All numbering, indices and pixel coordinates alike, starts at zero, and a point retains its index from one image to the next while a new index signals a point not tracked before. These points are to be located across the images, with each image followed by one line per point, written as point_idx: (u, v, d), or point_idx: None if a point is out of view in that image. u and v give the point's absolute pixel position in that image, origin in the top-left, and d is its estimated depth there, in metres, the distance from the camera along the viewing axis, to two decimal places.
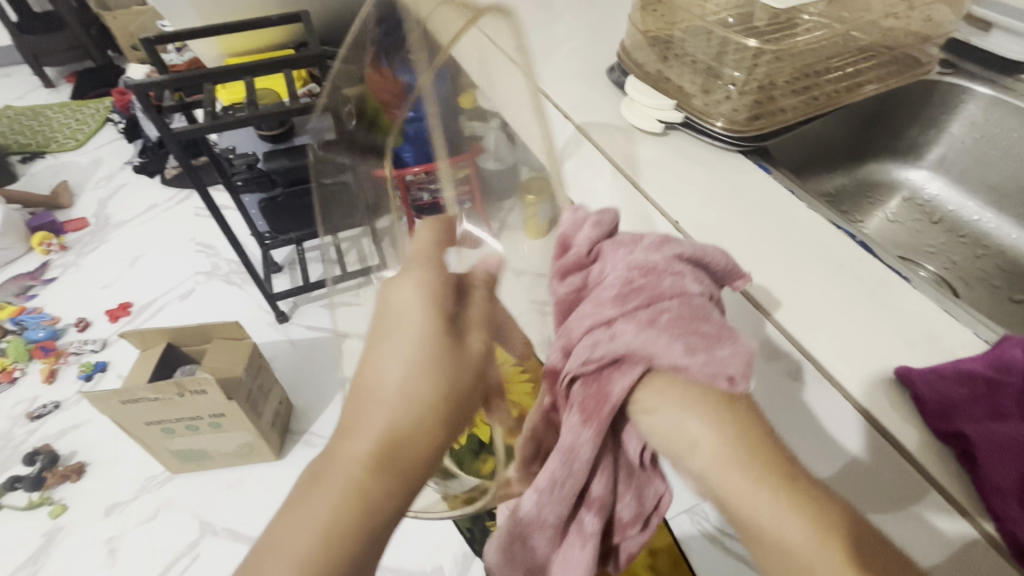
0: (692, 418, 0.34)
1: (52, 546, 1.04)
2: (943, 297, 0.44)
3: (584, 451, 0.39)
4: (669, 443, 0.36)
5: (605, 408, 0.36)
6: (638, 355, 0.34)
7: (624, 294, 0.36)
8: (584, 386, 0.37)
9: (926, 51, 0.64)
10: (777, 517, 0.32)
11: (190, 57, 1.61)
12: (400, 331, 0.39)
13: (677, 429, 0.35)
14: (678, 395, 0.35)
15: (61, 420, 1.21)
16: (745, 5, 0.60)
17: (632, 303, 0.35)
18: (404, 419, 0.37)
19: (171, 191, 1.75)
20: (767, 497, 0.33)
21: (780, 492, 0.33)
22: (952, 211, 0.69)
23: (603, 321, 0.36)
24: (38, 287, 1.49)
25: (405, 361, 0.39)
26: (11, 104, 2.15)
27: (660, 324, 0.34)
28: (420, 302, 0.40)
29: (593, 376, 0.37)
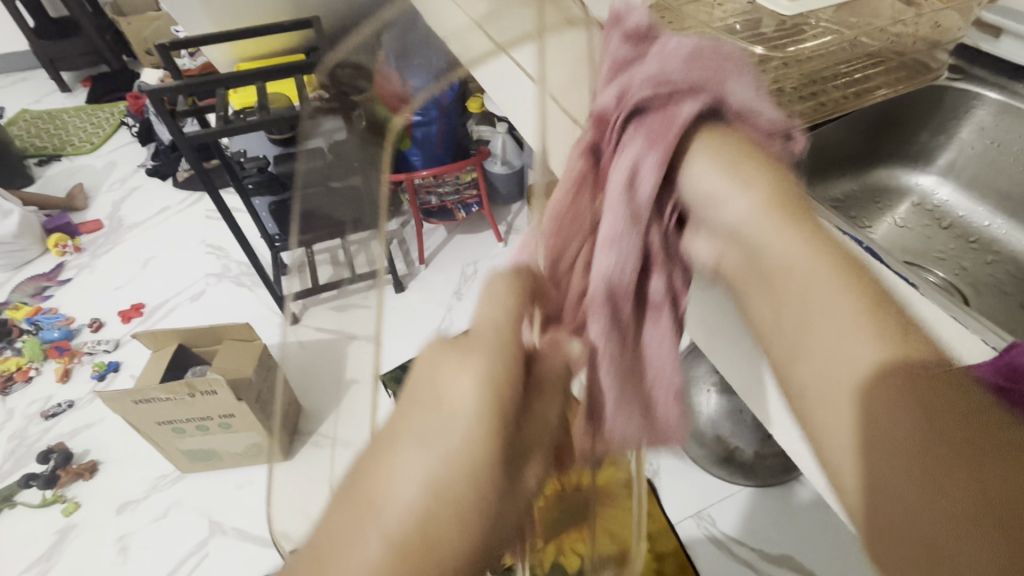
0: (743, 164, 0.36)
1: (65, 543, 1.05)
2: (951, 304, 0.43)
3: (650, 189, 0.36)
4: (712, 189, 0.37)
5: (672, 132, 0.35)
6: (708, 88, 0.34)
7: (690, 59, 0.34)
8: (642, 121, 0.35)
9: (936, 56, 0.66)
10: (824, 283, 0.32)
11: (203, 62, 1.64)
12: (437, 435, 0.31)
13: (728, 176, 0.35)
14: (728, 151, 0.35)
15: (74, 419, 1.23)
16: (751, 13, 0.61)
17: (695, 66, 0.34)
18: (416, 556, 0.29)
19: (183, 194, 1.78)
20: (800, 235, 0.34)
21: (810, 232, 0.34)
22: (962, 216, 0.68)
23: (660, 71, 0.34)
24: (54, 288, 1.52)
25: (432, 477, 0.30)
26: (28, 107, 2.19)
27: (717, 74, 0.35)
28: (477, 406, 0.32)
29: (657, 108, 0.35)
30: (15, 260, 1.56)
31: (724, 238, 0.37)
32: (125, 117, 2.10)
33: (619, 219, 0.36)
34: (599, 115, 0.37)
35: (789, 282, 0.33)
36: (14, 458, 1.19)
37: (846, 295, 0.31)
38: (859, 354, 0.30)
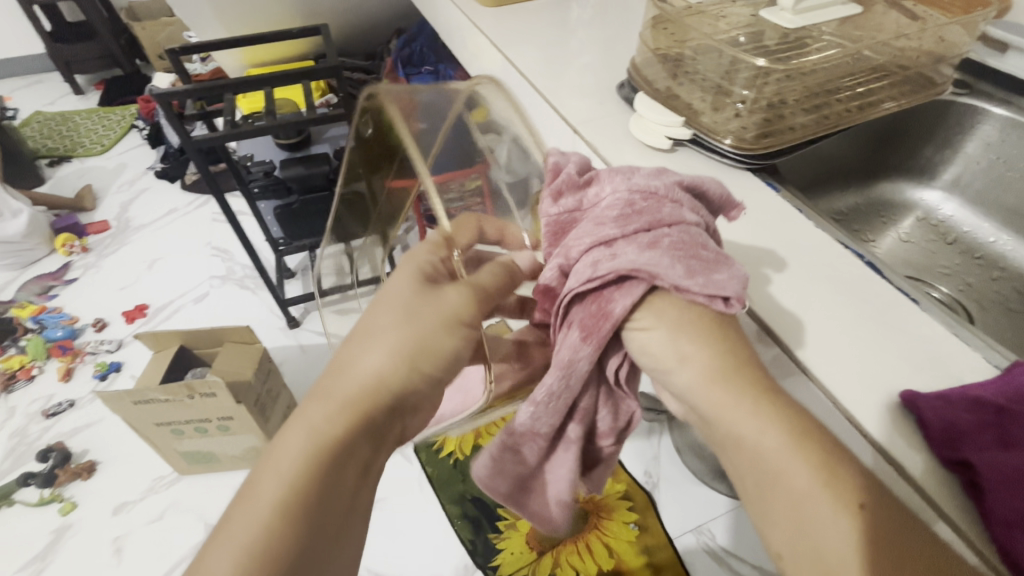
0: (686, 337, 0.36)
1: (61, 543, 1.05)
2: (952, 321, 0.43)
3: (583, 364, 0.39)
4: (656, 361, 0.38)
5: (605, 326, 0.37)
6: (658, 227, 0.38)
7: (627, 215, 0.38)
8: (581, 308, 0.39)
9: (941, 72, 0.63)
10: (756, 428, 0.34)
11: (214, 67, 1.66)
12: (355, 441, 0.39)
13: (673, 346, 0.37)
14: (675, 314, 0.37)
15: (75, 418, 1.23)
16: (756, 25, 0.61)
17: (633, 225, 0.38)
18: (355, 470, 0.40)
19: (190, 196, 1.79)
20: (749, 411, 0.34)
21: (761, 405, 0.34)
22: (967, 232, 0.67)
23: (604, 240, 0.38)
24: (59, 287, 1.53)
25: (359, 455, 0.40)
26: (42, 109, 2.22)
27: (662, 246, 0.37)
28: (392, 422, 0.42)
29: (594, 295, 0.38)
30: (22, 259, 1.58)
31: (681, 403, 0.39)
32: (136, 119, 2.13)
33: (552, 378, 0.40)
34: (545, 289, 0.42)
35: (779, 474, 0.33)
36: (13, 456, 1.19)
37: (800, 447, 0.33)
38: (833, 522, 0.31)
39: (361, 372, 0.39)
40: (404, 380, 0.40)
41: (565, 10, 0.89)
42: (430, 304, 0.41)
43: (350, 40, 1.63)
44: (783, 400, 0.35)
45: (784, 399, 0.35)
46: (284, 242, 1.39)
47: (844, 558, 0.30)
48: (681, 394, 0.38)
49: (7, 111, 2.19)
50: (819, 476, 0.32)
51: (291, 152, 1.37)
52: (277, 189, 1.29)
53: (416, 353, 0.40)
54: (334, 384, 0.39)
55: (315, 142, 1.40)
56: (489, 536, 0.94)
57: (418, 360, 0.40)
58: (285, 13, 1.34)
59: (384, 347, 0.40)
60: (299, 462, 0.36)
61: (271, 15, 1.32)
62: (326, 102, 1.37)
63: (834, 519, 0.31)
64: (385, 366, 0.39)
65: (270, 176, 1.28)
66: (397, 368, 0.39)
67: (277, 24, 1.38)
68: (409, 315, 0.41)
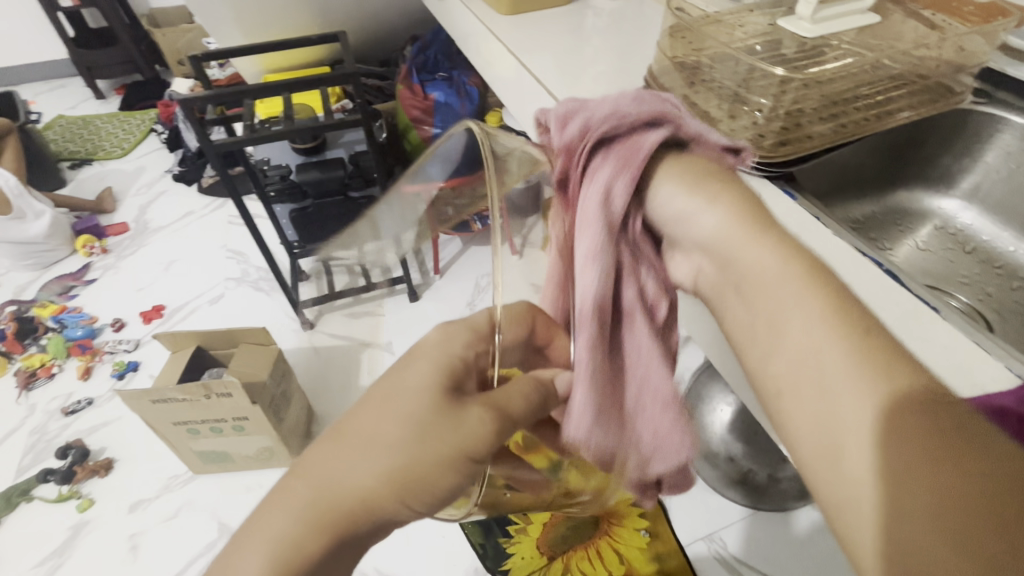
0: (709, 208, 0.44)
1: (78, 540, 1.07)
2: (974, 330, 0.42)
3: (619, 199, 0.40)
4: (677, 222, 0.45)
5: (640, 154, 0.41)
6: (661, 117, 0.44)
7: (633, 102, 0.44)
8: (607, 155, 0.42)
9: (960, 81, 0.63)
10: (796, 298, 0.39)
11: (233, 72, 1.69)
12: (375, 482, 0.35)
13: (694, 194, 0.44)
14: (682, 167, 0.44)
15: (93, 416, 1.26)
16: (773, 35, 0.62)
17: (641, 109, 0.43)
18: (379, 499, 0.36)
19: (207, 199, 1.82)
20: (794, 288, 0.39)
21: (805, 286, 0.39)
22: (986, 241, 0.67)
23: (617, 112, 0.43)
24: (79, 288, 1.56)
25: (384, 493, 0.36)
26: (64, 113, 2.28)
27: (668, 120, 0.44)
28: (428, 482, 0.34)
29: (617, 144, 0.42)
30: (44, 259, 1.61)
31: (698, 253, 0.45)
32: (155, 124, 2.17)
33: (597, 226, 0.38)
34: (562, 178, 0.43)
35: (814, 350, 0.36)
36: (33, 453, 1.21)
37: (831, 322, 0.36)
38: (854, 392, 0.34)
39: (348, 486, 0.33)
40: (392, 510, 0.33)
41: (580, 18, 0.90)
42: (447, 427, 0.33)
43: (366, 46, 1.66)
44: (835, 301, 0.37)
45: (828, 280, 0.39)
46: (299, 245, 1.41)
47: (861, 427, 0.33)
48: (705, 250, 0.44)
49: (31, 115, 2.25)
50: (853, 357, 0.35)
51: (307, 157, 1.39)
52: (292, 192, 1.32)
53: (412, 485, 0.32)
54: (311, 494, 0.33)
55: (331, 147, 1.42)
56: (499, 540, 0.95)
57: (413, 491, 0.33)
58: (304, 21, 1.37)
59: (382, 464, 0.33)
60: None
61: (289, 22, 1.35)
62: (342, 107, 1.39)
63: (859, 398, 0.33)
64: (374, 493, 0.32)
65: (284, 180, 1.30)
66: (385, 494, 0.32)
67: (295, 31, 1.40)
68: (417, 428, 0.33)
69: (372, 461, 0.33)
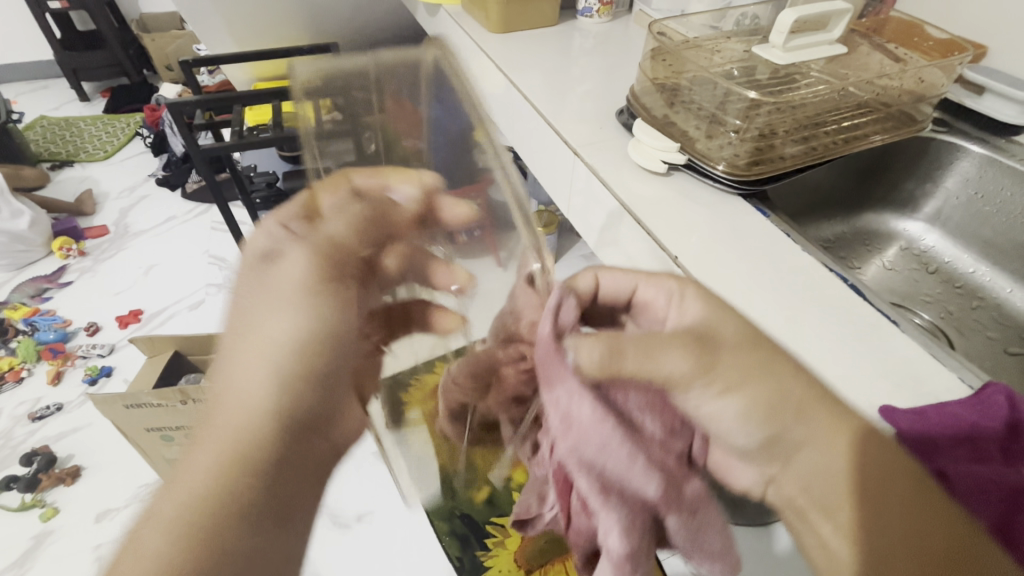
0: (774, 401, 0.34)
1: (40, 550, 1.03)
2: (931, 343, 0.44)
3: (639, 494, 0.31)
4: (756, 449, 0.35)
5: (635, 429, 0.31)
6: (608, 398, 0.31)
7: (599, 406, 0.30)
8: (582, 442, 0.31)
9: (921, 110, 0.66)
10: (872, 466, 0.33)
11: (223, 79, 1.70)
12: (242, 368, 0.38)
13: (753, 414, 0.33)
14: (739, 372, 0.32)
15: (62, 422, 1.22)
16: (749, 61, 0.65)
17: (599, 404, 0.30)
18: (256, 396, 0.37)
19: (191, 204, 1.81)
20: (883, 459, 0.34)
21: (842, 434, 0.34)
22: (947, 262, 0.71)
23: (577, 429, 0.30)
24: (54, 290, 1.52)
25: (253, 355, 0.38)
26: (46, 114, 2.25)
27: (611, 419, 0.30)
28: (284, 321, 0.38)
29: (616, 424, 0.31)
30: (18, 260, 1.58)
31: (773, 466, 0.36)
32: (140, 127, 2.15)
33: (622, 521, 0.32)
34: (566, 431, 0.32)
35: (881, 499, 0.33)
36: None
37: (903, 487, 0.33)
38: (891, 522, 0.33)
39: (240, 394, 0.37)
40: (284, 402, 0.37)
41: (568, 38, 0.94)
42: (269, 283, 0.39)
43: None
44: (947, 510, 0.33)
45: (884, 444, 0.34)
46: None
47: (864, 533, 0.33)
48: (786, 456, 0.34)
49: (13, 114, 2.21)
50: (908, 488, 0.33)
51: (294, 164, 1.40)
52: (278, 199, 1.30)
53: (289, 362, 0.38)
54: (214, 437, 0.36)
55: None
56: (476, 553, 0.93)
57: (300, 369, 0.38)
58: (296, 31, 1.39)
59: (265, 367, 0.38)
60: (172, 548, 0.32)
61: (281, 31, 1.37)
62: None
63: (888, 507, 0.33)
64: (267, 392, 0.37)
65: (272, 188, 1.30)
66: (270, 398, 0.37)
67: (287, 41, 1.42)
68: (266, 311, 0.39)
69: (256, 368, 0.38)
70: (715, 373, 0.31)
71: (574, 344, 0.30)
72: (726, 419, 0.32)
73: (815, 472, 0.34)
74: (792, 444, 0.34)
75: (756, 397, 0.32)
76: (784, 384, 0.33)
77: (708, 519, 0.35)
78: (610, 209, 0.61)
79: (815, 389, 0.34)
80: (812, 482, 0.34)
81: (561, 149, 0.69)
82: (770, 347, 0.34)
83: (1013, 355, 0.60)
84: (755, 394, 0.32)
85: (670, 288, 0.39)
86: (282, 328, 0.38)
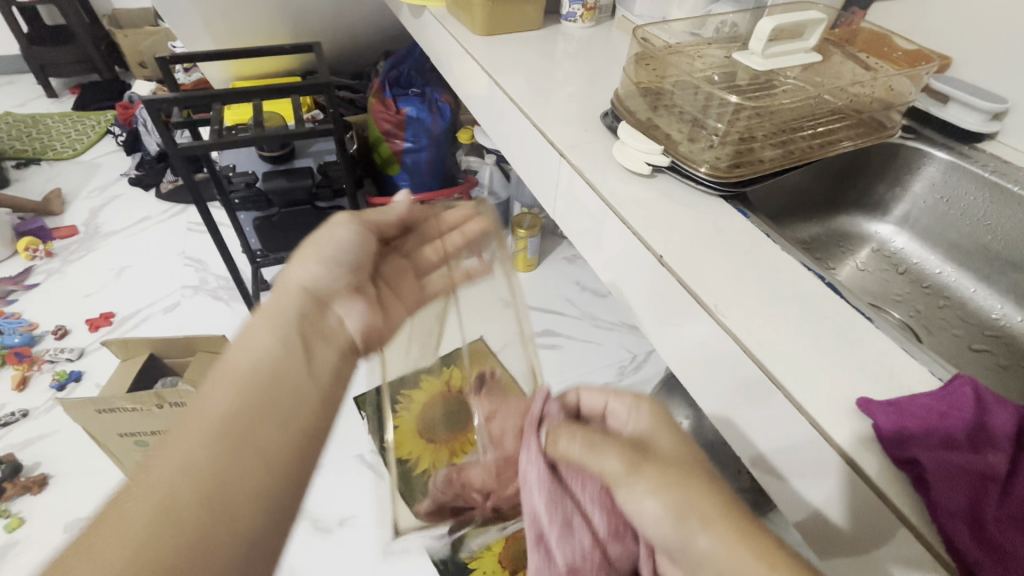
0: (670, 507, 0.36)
1: (3, 562, 0.98)
2: (903, 338, 0.46)
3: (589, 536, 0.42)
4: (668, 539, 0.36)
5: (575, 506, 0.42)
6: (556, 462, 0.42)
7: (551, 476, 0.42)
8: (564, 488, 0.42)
9: (891, 117, 0.69)
10: (733, 563, 0.34)
11: (200, 77, 1.67)
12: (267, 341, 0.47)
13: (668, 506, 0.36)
14: (654, 473, 0.37)
15: (28, 429, 1.17)
16: (728, 67, 0.67)
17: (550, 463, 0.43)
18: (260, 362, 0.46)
19: (166, 204, 1.77)
20: (718, 538, 0.35)
21: (734, 538, 0.35)
22: (916, 263, 0.74)
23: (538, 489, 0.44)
24: (19, 292, 1.47)
25: (260, 344, 0.47)
26: (11, 110, 2.17)
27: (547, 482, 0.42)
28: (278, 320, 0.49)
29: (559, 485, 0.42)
30: None
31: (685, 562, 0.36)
32: (112, 125, 2.09)
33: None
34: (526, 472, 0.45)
35: None
36: None
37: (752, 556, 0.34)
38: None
39: (250, 355, 0.46)
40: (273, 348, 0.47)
41: (551, 43, 0.95)
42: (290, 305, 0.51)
43: (340, 58, 1.67)
44: (784, 559, 0.34)
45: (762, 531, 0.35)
46: (262, 254, 1.38)
47: None
48: (694, 562, 0.36)
49: None
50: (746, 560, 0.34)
51: (274, 164, 1.38)
52: (257, 200, 1.25)
53: (277, 347, 0.47)
54: (221, 386, 0.43)
55: (299, 155, 1.42)
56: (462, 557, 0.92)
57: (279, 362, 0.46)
58: (277, 29, 1.37)
59: (261, 346, 0.47)
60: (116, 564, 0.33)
61: (261, 30, 1.35)
62: (313, 117, 1.40)
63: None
64: (265, 349, 0.46)
65: (251, 187, 1.23)
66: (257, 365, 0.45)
67: (267, 40, 1.41)
68: (255, 324, 0.48)
69: (255, 341, 0.47)
70: (642, 473, 0.37)
71: (552, 435, 0.43)
72: (645, 520, 0.37)
73: None
74: (689, 540, 0.36)
75: (669, 494, 0.36)
76: (698, 497, 0.36)
77: None
78: (593, 210, 0.63)
79: (722, 502, 0.37)
80: None
81: (546, 149, 0.70)
82: (686, 478, 0.37)
83: (977, 351, 0.63)
84: (670, 495, 0.36)
85: (630, 400, 0.49)
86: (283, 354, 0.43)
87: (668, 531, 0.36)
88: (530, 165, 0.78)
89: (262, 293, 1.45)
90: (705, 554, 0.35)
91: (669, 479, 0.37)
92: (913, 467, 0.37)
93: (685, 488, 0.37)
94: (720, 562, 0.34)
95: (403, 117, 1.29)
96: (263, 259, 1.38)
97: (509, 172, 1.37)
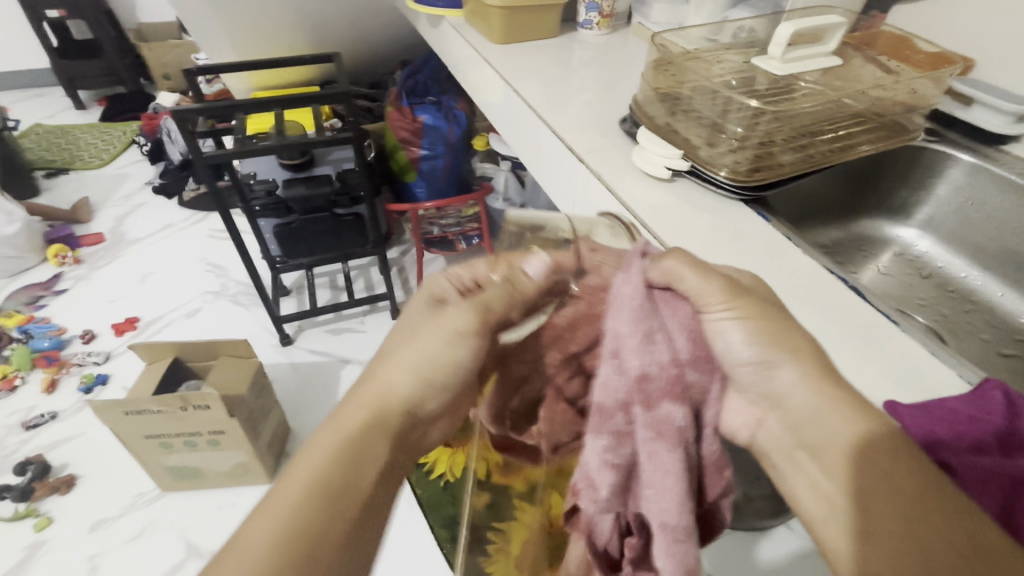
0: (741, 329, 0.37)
1: (33, 560, 1.01)
2: (931, 342, 0.46)
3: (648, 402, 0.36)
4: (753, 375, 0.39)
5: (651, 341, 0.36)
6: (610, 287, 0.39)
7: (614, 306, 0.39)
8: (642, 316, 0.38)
9: (913, 120, 0.69)
10: (831, 421, 0.36)
11: (223, 88, 1.71)
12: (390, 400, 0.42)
13: (760, 342, 0.38)
14: (744, 302, 0.38)
15: (56, 430, 1.21)
16: (747, 72, 0.67)
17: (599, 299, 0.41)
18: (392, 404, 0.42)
19: (188, 212, 1.81)
20: (813, 391, 0.37)
21: (824, 388, 0.37)
22: (940, 267, 0.73)
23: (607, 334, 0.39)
24: (48, 298, 1.51)
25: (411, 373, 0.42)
26: (42, 122, 2.24)
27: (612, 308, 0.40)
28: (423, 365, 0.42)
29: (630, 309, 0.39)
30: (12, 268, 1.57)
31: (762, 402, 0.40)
32: (137, 135, 2.15)
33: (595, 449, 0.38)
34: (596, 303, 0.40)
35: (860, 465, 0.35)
36: None
37: (847, 418, 0.36)
38: (837, 427, 0.36)
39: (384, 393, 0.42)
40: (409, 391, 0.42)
41: (568, 50, 0.96)
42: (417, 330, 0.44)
43: (358, 68, 1.70)
44: (872, 411, 0.36)
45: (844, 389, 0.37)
46: (280, 260, 1.41)
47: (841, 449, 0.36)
48: (774, 395, 0.39)
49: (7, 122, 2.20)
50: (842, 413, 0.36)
51: (295, 173, 1.41)
52: (277, 208, 1.31)
53: (377, 415, 0.41)
54: (328, 437, 0.40)
55: (319, 163, 1.46)
56: None
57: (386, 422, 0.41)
58: (298, 40, 1.40)
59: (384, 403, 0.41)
60: None
61: (282, 41, 1.38)
62: (332, 125, 1.43)
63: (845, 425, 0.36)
64: (400, 387, 0.42)
65: (271, 195, 1.29)
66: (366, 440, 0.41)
67: (288, 51, 1.44)
68: (414, 335, 0.43)
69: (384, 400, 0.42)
70: (739, 299, 0.38)
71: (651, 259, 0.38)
72: (733, 346, 0.38)
73: (806, 430, 0.38)
74: (780, 383, 0.38)
75: (758, 326, 0.38)
76: (790, 335, 0.39)
77: (659, 454, 0.35)
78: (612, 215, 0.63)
79: (812, 348, 0.39)
80: (806, 426, 0.38)
81: (564, 154, 0.71)
82: (783, 323, 0.39)
83: (1005, 356, 0.62)
84: (755, 323, 0.38)
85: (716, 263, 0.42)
86: (432, 347, 0.42)
87: (753, 354, 0.38)
88: (547, 170, 0.78)
89: (281, 298, 1.48)
90: (788, 387, 0.38)
91: (760, 314, 0.39)
92: (943, 470, 0.37)
93: (784, 350, 0.38)
94: (806, 403, 0.38)
95: (420, 125, 1.30)
96: (282, 265, 1.41)
97: (524, 178, 1.36)
